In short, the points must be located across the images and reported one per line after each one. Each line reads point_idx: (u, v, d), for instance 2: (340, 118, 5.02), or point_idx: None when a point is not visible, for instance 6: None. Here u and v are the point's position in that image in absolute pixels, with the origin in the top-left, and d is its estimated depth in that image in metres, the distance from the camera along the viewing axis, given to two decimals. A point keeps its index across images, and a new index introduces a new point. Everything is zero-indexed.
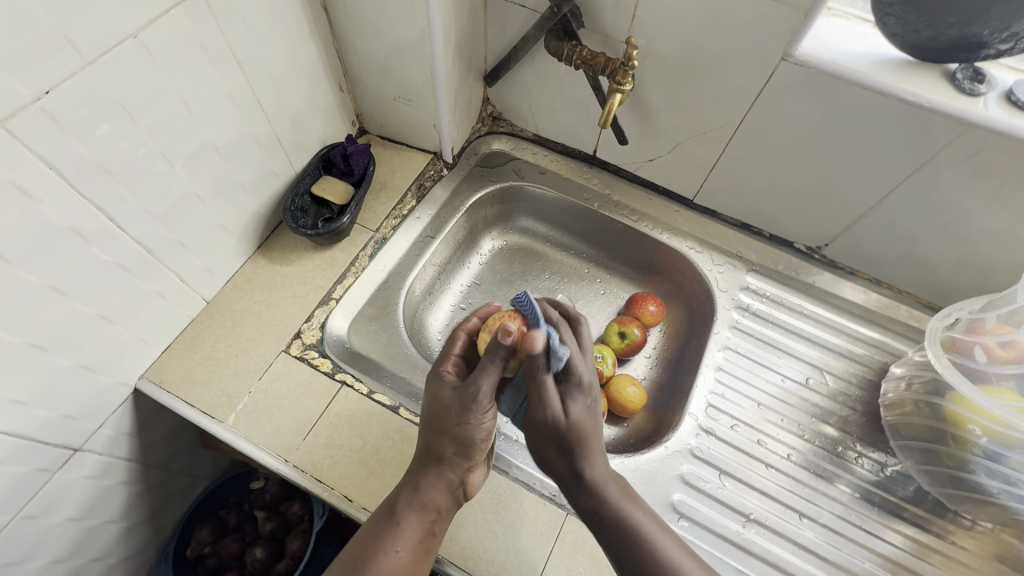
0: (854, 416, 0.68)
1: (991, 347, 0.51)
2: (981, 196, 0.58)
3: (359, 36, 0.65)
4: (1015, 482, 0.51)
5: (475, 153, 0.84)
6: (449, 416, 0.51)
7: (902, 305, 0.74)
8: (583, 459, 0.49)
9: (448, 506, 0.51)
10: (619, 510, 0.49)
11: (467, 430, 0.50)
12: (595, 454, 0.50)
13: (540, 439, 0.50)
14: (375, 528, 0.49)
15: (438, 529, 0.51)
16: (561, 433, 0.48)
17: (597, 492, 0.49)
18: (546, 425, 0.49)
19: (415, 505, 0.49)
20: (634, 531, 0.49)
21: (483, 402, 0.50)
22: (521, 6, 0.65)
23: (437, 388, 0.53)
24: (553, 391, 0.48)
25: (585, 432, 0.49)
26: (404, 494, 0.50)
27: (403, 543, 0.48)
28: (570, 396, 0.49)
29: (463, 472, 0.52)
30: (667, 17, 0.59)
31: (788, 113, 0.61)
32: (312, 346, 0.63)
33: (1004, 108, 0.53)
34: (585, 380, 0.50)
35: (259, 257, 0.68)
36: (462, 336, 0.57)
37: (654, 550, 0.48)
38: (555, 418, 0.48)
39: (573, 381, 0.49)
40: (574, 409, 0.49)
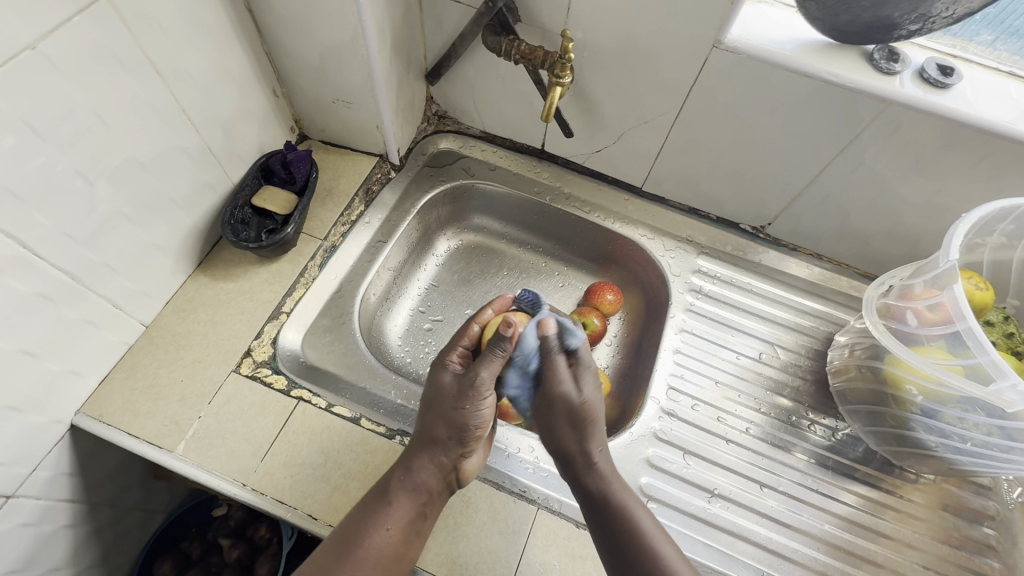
0: (805, 386, 0.71)
1: (921, 311, 0.53)
2: (905, 169, 0.61)
3: (289, 39, 0.62)
4: (949, 435, 0.54)
5: (422, 153, 0.82)
6: (447, 400, 0.51)
7: (842, 277, 0.78)
8: (590, 439, 0.52)
9: (440, 490, 0.51)
10: (620, 498, 0.50)
11: (464, 416, 0.50)
12: (599, 440, 0.53)
13: (552, 417, 0.52)
14: (365, 506, 0.49)
15: (429, 513, 0.50)
16: (574, 409, 0.52)
17: (602, 477, 0.51)
18: (558, 400, 0.52)
19: (406, 485, 0.49)
20: (633, 519, 0.49)
21: (482, 389, 0.51)
22: (456, 2, 0.65)
23: (440, 373, 0.54)
24: (565, 370, 0.53)
25: (592, 411, 0.52)
26: (396, 474, 0.50)
27: (393, 522, 0.48)
28: (581, 376, 0.53)
29: (457, 457, 0.51)
30: (601, 8, 0.59)
31: (723, 99, 0.63)
32: (264, 363, 0.60)
33: (918, 85, 0.56)
34: (591, 363, 0.54)
35: (201, 275, 0.65)
36: (473, 327, 0.57)
37: (648, 541, 0.49)
38: (567, 394, 0.52)
39: (582, 365, 0.54)
40: (585, 387, 0.53)
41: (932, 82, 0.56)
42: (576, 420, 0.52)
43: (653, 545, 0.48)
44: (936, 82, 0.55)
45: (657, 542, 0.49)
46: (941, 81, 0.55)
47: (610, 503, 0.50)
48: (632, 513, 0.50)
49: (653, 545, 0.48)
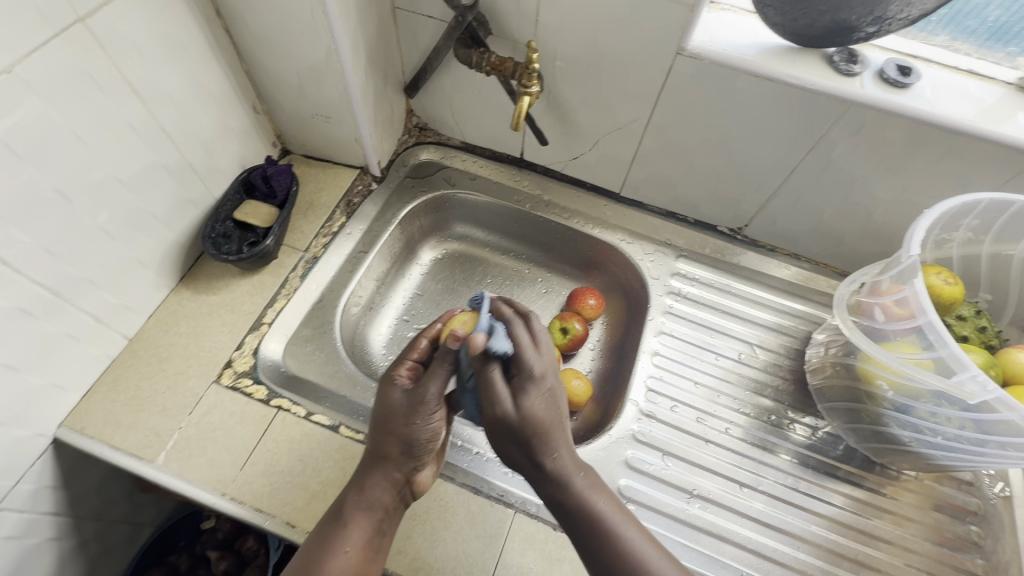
0: (785, 385, 0.71)
1: (889, 306, 0.54)
2: (873, 168, 0.62)
3: (266, 56, 0.64)
4: (922, 430, 0.54)
5: (404, 165, 0.84)
6: (396, 417, 0.50)
7: (821, 276, 0.78)
8: (538, 452, 0.47)
9: (395, 505, 0.51)
10: (578, 500, 0.47)
11: (413, 433, 0.50)
12: (556, 446, 0.48)
13: (501, 437, 0.48)
14: (321, 530, 0.49)
15: (387, 529, 0.50)
16: (515, 427, 0.47)
17: (561, 484, 0.48)
18: (499, 423, 0.47)
19: (361, 504, 0.49)
20: (593, 519, 0.47)
21: (433, 406, 0.50)
22: (429, 17, 0.66)
23: (388, 389, 0.53)
24: (502, 388, 0.47)
25: (540, 421, 0.47)
26: (349, 496, 0.50)
27: (352, 544, 0.47)
28: (524, 390, 0.48)
29: (409, 471, 0.51)
30: (567, 19, 0.61)
31: (692, 103, 0.64)
32: (245, 374, 0.61)
33: (877, 85, 0.57)
34: (536, 371, 0.48)
35: (185, 289, 0.66)
36: (422, 341, 0.56)
37: (609, 531, 0.47)
38: (507, 414, 0.47)
39: (523, 375, 0.48)
40: (529, 402, 0.47)
41: (891, 83, 0.57)
42: (523, 439, 0.47)
43: (617, 537, 0.47)
44: (895, 82, 0.57)
45: (620, 531, 0.47)
46: (900, 81, 0.56)
47: (568, 508, 0.48)
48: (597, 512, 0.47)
49: (616, 533, 0.47)
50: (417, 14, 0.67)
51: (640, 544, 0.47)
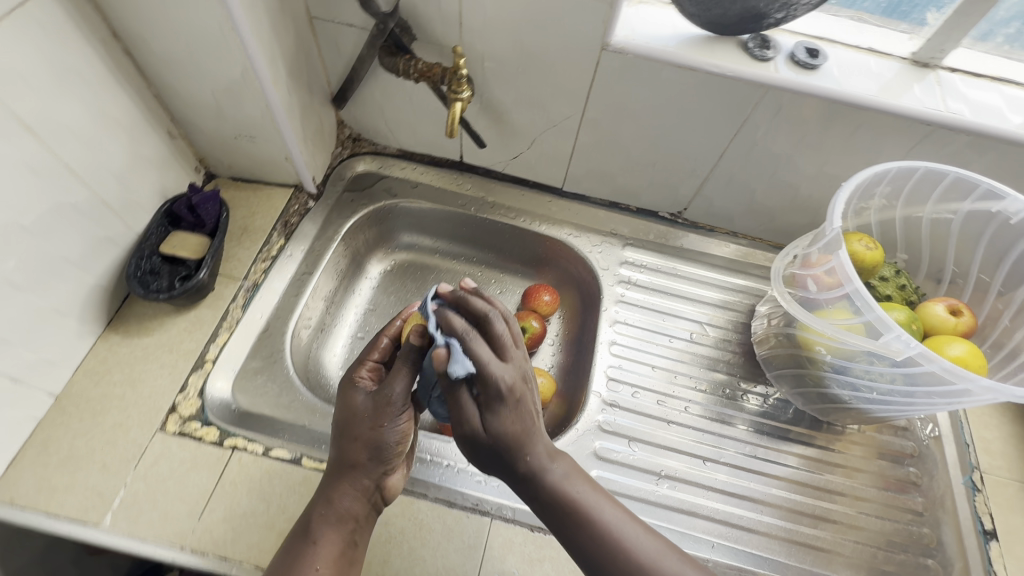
0: (735, 358, 0.75)
1: (819, 276, 0.57)
2: (795, 146, 0.66)
3: (175, 78, 0.60)
4: (859, 388, 0.58)
5: (341, 178, 0.81)
6: (360, 422, 0.49)
7: (758, 251, 0.82)
8: (514, 458, 0.46)
9: (366, 512, 0.50)
10: (557, 492, 0.47)
11: (380, 435, 0.49)
12: (530, 446, 0.46)
13: (475, 449, 0.46)
14: (288, 550, 0.47)
15: (360, 539, 0.49)
16: (486, 443, 0.45)
17: (538, 480, 0.47)
18: (470, 439, 0.45)
19: (329, 518, 0.48)
20: (573, 504, 0.47)
21: (399, 405, 0.49)
22: (349, 26, 0.64)
23: (351, 394, 0.51)
24: (470, 405, 0.44)
25: (511, 434, 0.45)
26: (317, 510, 0.48)
27: (323, 559, 0.46)
28: (494, 406, 0.44)
29: (378, 477, 0.50)
30: (492, 21, 0.60)
31: (623, 97, 0.65)
32: (192, 418, 0.58)
33: (790, 68, 0.60)
34: (505, 386, 0.44)
35: (114, 334, 0.62)
36: (383, 340, 0.56)
37: (588, 515, 0.47)
38: (476, 432, 0.45)
39: (490, 394, 0.44)
40: (500, 417, 0.44)
41: (802, 65, 0.60)
42: (498, 449, 0.45)
43: (597, 521, 0.47)
44: (805, 64, 0.60)
45: (598, 513, 0.47)
46: (809, 63, 0.60)
47: (547, 499, 0.47)
48: (578, 506, 0.47)
49: (594, 516, 0.47)
50: (335, 23, 0.64)
51: (619, 522, 0.48)
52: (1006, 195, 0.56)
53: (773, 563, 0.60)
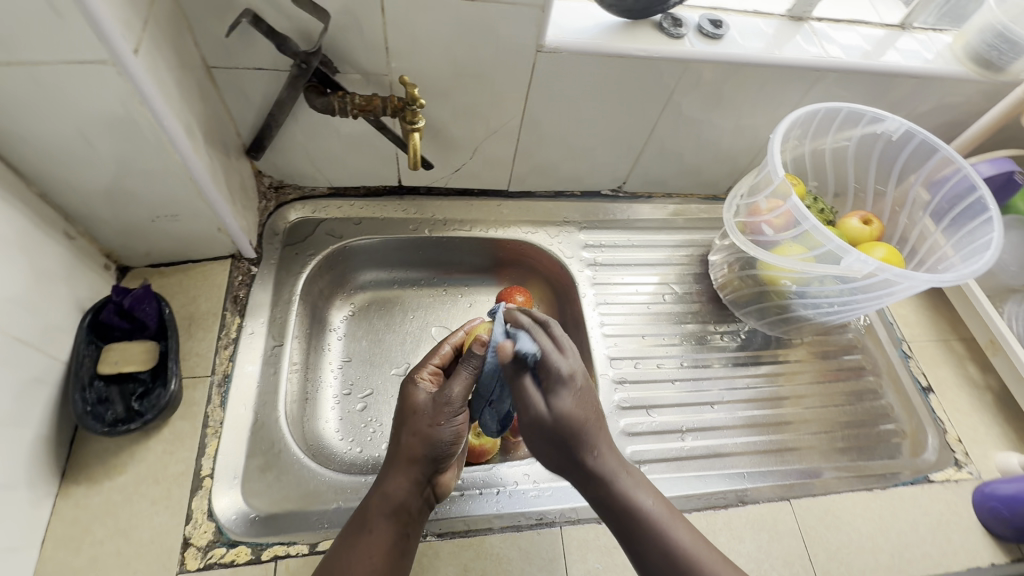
0: (703, 306, 0.82)
1: (770, 220, 0.65)
2: (714, 108, 0.72)
3: (67, 170, 0.50)
4: (819, 305, 0.69)
5: (276, 233, 0.73)
6: (420, 418, 0.50)
7: (692, 206, 0.90)
8: (584, 452, 0.47)
9: (420, 507, 0.51)
10: (626, 497, 0.48)
11: (437, 433, 0.49)
12: (598, 448, 0.48)
13: (537, 443, 0.47)
14: (346, 537, 0.49)
15: (411, 535, 0.50)
16: (551, 430, 0.46)
17: (609, 483, 0.48)
18: (534, 426, 0.46)
19: (383, 510, 0.49)
20: (649, 519, 0.48)
21: (456, 407, 0.50)
22: (258, 70, 0.58)
23: (411, 392, 0.53)
24: (533, 391, 0.46)
25: (578, 420, 0.46)
26: (374, 501, 0.49)
27: (376, 549, 0.48)
28: (554, 392, 0.46)
29: (432, 473, 0.51)
30: (421, 41, 0.58)
31: (559, 93, 0.67)
32: (213, 545, 0.51)
33: (701, 41, 0.65)
34: (565, 371, 0.46)
35: (76, 486, 0.51)
36: (445, 346, 0.58)
37: (660, 530, 0.48)
38: (539, 417, 0.45)
39: (552, 377, 0.46)
40: (562, 403, 0.45)
41: (709, 36, 0.66)
42: (564, 440, 0.46)
43: (666, 537, 0.48)
44: (713, 35, 0.66)
45: (670, 531, 0.48)
46: (715, 33, 0.66)
47: (618, 505, 0.49)
48: (639, 507, 0.49)
49: (668, 535, 0.48)
50: (240, 70, 0.57)
51: (689, 543, 0.48)
52: (886, 118, 0.68)
53: (790, 472, 0.69)
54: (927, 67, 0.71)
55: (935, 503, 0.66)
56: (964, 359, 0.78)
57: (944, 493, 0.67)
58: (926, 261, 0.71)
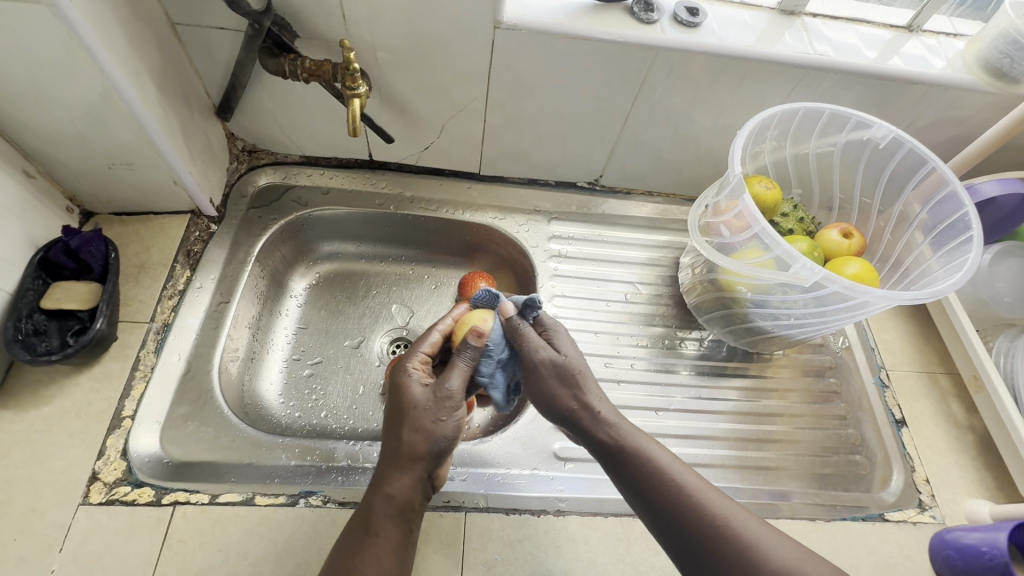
0: (669, 309, 0.79)
1: (728, 222, 0.61)
2: (691, 102, 0.69)
3: (21, 110, 0.52)
4: (778, 318, 0.64)
5: (243, 196, 0.75)
6: (421, 413, 0.47)
7: (674, 206, 0.86)
8: (578, 394, 0.51)
9: (422, 503, 0.48)
10: (623, 440, 0.50)
11: (441, 428, 0.47)
12: (594, 391, 0.51)
13: (537, 392, 0.53)
14: (349, 540, 0.45)
15: (415, 529, 0.47)
16: (549, 373, 0.52)
17: (606, 428, 0.50)
18: (529, 373, 0.53)
19: (388, 509, 0.46)
20: (657, 471, 0.48)
21: (459, 400, 0.49)
22: (219, 28, 0.59)
23: (405, 384, 0.50)
24: (534, 338, 0.53)
25: (566, 367, 0.52)
26: (376, 504, 0.45)
27: (384, 550, 0.44)
28: (552, 342, 0.54)
29: (433, 468, 0.49)
30: (377, 9, 0.58)
31: (524, 73, 0.65)
32: (119, 482, 0.53)
33: (675, 28, 0.63)
34: (558, 328, 0.56)
35: (6, 411, 0.55)
36: (435, 334, 0.55)
37: (664, 471, 0.48)
38: (538, 363, 0.52)
39: (546, 330, 0.55)
40: (561, 348, 0.53)
41: (685, 24, 0.63)
42: (558, 382, 0.52)
43: (667, 474, 0.48)
44: (688, 23, 0.63)
45: (671, 470, 0.48)
46: (691, 22, 0.63)
47: (620, 452, 0.50)
48: (646, 454, 0.49)
49: (669, 476, 0.48)
50: (204, 28, 0.59)
51: (692, 480, 0.48)
52: (873, 124, 0.63)
53: (733, 490, 0.65)
54: (932, 72, 0.65)
55: (885, 543, 0.61)
56: (948, 395, 0.72)
57: (899, 533, 0.61)
58: (911, 273, 0.66)
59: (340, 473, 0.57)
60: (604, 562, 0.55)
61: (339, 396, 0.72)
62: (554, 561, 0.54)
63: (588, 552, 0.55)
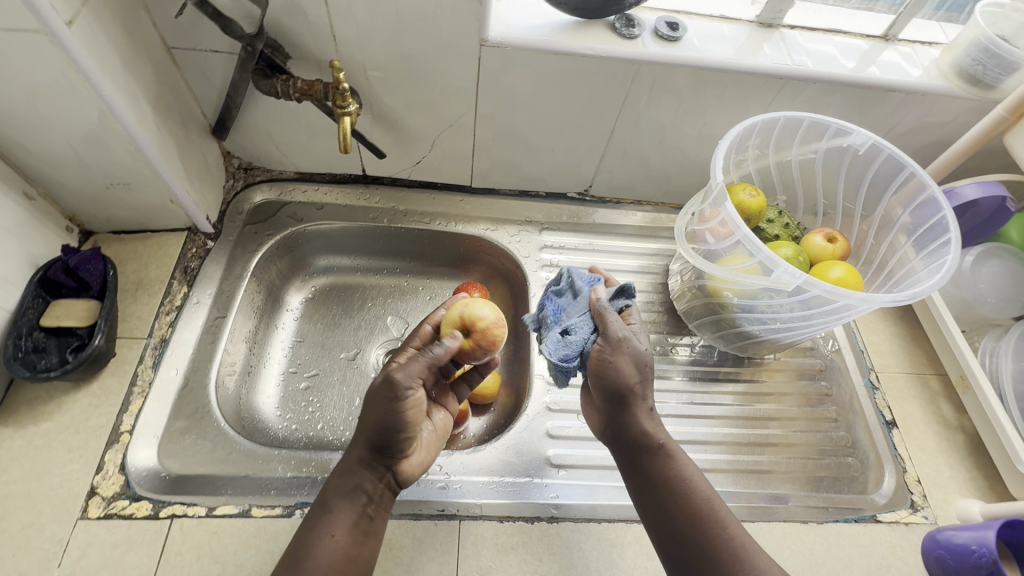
0: (661, 316, 0.80)
1: (714, 229, 0.63)
2: (675, 113, 0.71)
3: (22, 134, 0.54)
4: (765, 322, 0.65)
5: (239, 213, 0.76)
6: (371, 402, 0.49)
7: (663, 215, 0.87)
8: (627, 403, 0.52)
9: (381, 490, 0.50)
10: (663, 449, 0.51)
11: (385, 416, 0.48)
12: (650, 406, 0.52)
13: (603, 402, 0.54)
14: (310, 518, 0.48)
15: (376, 515, 0.49)
16: (614, 386, 0.52)
17: (648, 437, 0.51)
18: (600, 385, 0.53)
19: (342, 491, 0.48)
20: (682, 484, 0.49)
21: (404, 390, 0.48)
22: (214, 52, 0.61)
23: (374, 376, 0.52)
24: (619, 356, 0.52)
25: (626, 381, 0.51)
26: (331, 483, 0.49)
27: (336, 529, 0.46)
28: (610, 356, 0.52)
29: (388, 457, 0.50)
30: (366, 31, 0.60)
31: (511, 88, 0.67)
32: (117, 496, 0.53)
33: (656, 42, 0.65)
34: (618, 337, 0.52)
35: (6, 428, 0.56)
36: (426, 327, 0.57)
37: (690, 483, 0.49)
38: (614, 373, 0.52)
39: (608, 344, 0.52)
40: (620, 365, 0.52)
41: (666, 38, 0.65)
42: (612, 393, 0.52)
43: (688, 488, 0.49)
44: (669, 37, 0.65)
45: (698, 483, 0.49)
46: (671, 36, 0.65)
47: (648, 459, 0.51)
48: (676, 462, 0.51)
49: (694, 490, 0.49)
50: (199, 51, 0.61)
51: (714, 501, 0.48)
52: (852, 131, 0.65)
53: (726, 494, 0.65)
54: (909, 80, 0.66)
55: (878, 545, 0.61)
56: (937, 396, 0.73)
57: (891, 534, 0.62)
58: (896, 274, 0.67)
59: None
60: (597, 568, 0.55)
61: (335, 408, 0.73)
62: (548, 567, 0.55)
63: (581, 559, 0.56)
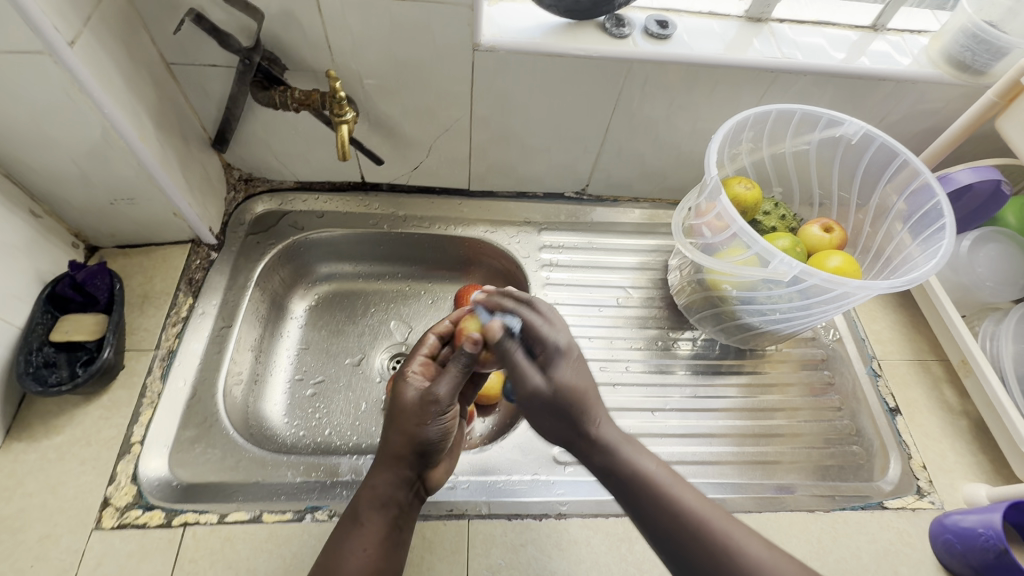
0: (661, 311, 0.80)
1: (711, 223, 0.63)
2: (669, 110, 0.71)
3: (28, 153, 0.55)
4: (766, 314, 0.66)
5: (241, 223, 0.78)
6: (407, 416, 0.49)
7: (660, 211, 0.88)
8: (582, 420, 0.49)
9: (411, 499, 0.51)
10: (629, 465, 0.49)
11: (423, 431, 0.49)
12: (599, 414, 0.50)
13: (540, 417, 0.51)
14: (340, 530, 0.49)
15: (404, 524, 0.50)
16: (553, 400, 0.49)
17: (609, 452, 0.50)
18: (535, 400, 0.50)
19: (374, 502, 0.49)
20: (667, 497, 0.47)
21: (444, 406, 0.50)
22: (212, 66, 0.62)
23: (401, 387, 0.51)
24: (528, 366, 0.50)
25: (574, 390, 0.49)
26: (364, 493, 0.49)
27: (369, 541, 0.47)
28: (552, 363, 0.50)
29: (422, 469, 0.52)
30: (361, 40, 0.61)
31: (505, 91, 0.68)
32: (130, 506, 0.54)
33: (646, 41, 0.65)
34: (560, 343, 0.51)
35: (19, 442, 0.57)
36: (432, 337, 0.56)
37: (669, 498, 0.47)
38: (539, 391, 0.49)
39: (548, 350, 0.51)
40: (559, 374, 0.50)
41: (656, 36, 0.66)
42: (562, 408, 0.49)
43: (675, 502, 0.47)
44: (659, 35, 0.66)
45: (674, 490, 0.47)
46: (662, 34, 0.65)
47: (623, 473, 0.49)
48: (646, 475, 0.48)
49: (678, 501, 0.47)
50: (197, 66, 0.62)
51: (700, 507, 0.47)
52: (844, 121, 0.66)
53: (732, 486, 0.66)
54: (899, 69, 0.67)
55: (885, 531, 0.61)
56: (940, 381, 0.73)
57: (898, 521, 0.62)
58: (893, 260, 0.67)
59: (345, 487, 0.59)
60: (606, 562, 0.56)
61: (342, 413, 0.74)
62: (558, 563, 0.55)
63: (591, 554, 0.56)
